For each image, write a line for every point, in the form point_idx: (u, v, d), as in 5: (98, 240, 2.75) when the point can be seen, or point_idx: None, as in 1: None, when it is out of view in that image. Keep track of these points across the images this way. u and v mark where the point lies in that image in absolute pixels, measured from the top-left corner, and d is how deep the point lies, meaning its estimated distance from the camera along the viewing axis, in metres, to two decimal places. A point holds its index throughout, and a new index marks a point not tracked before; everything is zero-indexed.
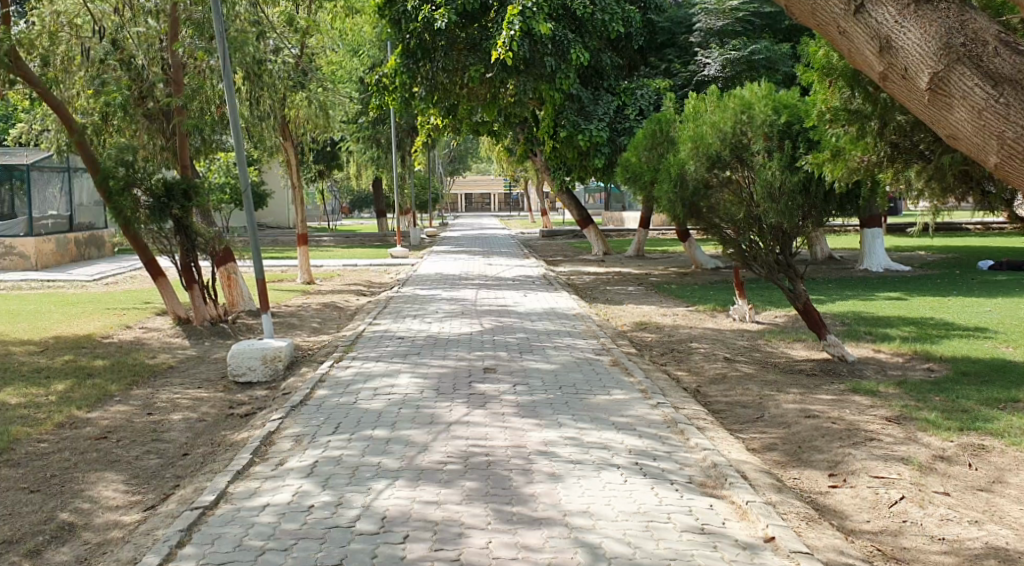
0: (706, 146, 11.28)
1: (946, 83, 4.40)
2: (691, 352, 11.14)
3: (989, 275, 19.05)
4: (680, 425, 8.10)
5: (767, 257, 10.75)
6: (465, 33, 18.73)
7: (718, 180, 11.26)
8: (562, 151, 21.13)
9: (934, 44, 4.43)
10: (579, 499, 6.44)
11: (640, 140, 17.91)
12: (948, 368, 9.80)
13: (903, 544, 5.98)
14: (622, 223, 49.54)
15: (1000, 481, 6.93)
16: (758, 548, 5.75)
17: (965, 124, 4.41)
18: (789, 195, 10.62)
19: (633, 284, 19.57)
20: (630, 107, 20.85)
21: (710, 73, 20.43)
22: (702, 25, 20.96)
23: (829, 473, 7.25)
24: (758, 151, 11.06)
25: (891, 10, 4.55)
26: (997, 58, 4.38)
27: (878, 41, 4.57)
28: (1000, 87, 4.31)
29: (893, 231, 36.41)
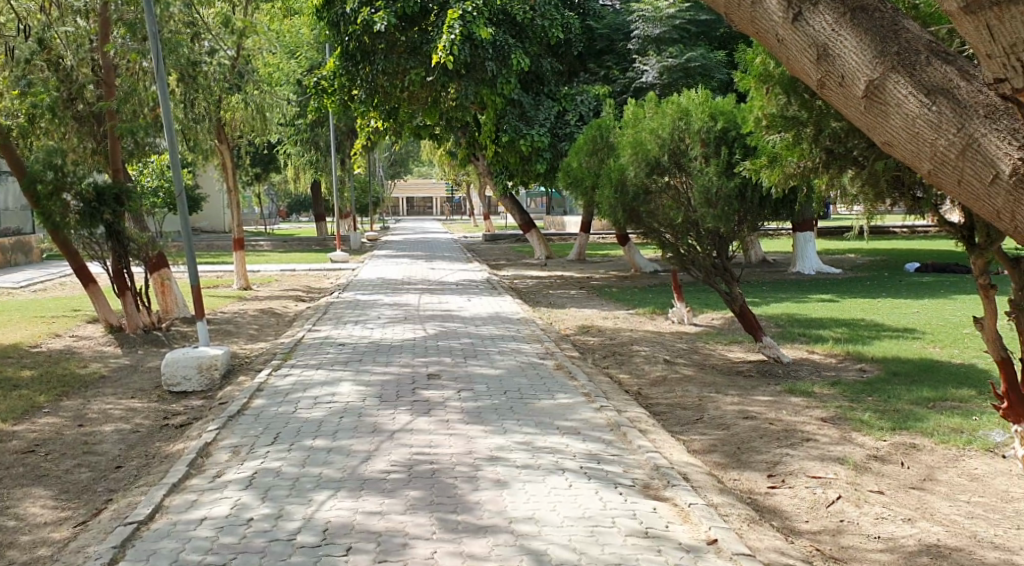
0: (645, 151, 11.12)
1: (881, 91, 4.01)
2: (632, 355, 11.19)
3: (916, 277, 19.64)
4: (622, 428, 8.12)
5: (705, 260, 11.02)
6: (405, 36, 18.40)
7: (657, 186, 11.22)
8: (505, 156, 21.05)
9: (870, 52, 4.06)
10: (525, 505, 6.46)
11: (581, 146, 17.78)
12: (879, 369, 10.05)
13: (842, 543, 6.18)
14: (563, 228, 49.86)
15: (930, 479, 7.22)
16: (701, 550, 5.86)
17: (899, 134, 4.00)
18: (726, 199, 10.69)
19: (574, 288, 19.59)
20: (571, 113, 21.01)
21: (648, 79, 20.74)
22: (639, 33, 21.14)
23: (768, 474, 7.39)
24: (696, 157, 10.99)
25: (827, 18, 4.18)
26: (931, 68, 3.99)
27: (816, 48, 4.19)
28: (939, 99, 3.91)
29: (826, 235, 37.40)
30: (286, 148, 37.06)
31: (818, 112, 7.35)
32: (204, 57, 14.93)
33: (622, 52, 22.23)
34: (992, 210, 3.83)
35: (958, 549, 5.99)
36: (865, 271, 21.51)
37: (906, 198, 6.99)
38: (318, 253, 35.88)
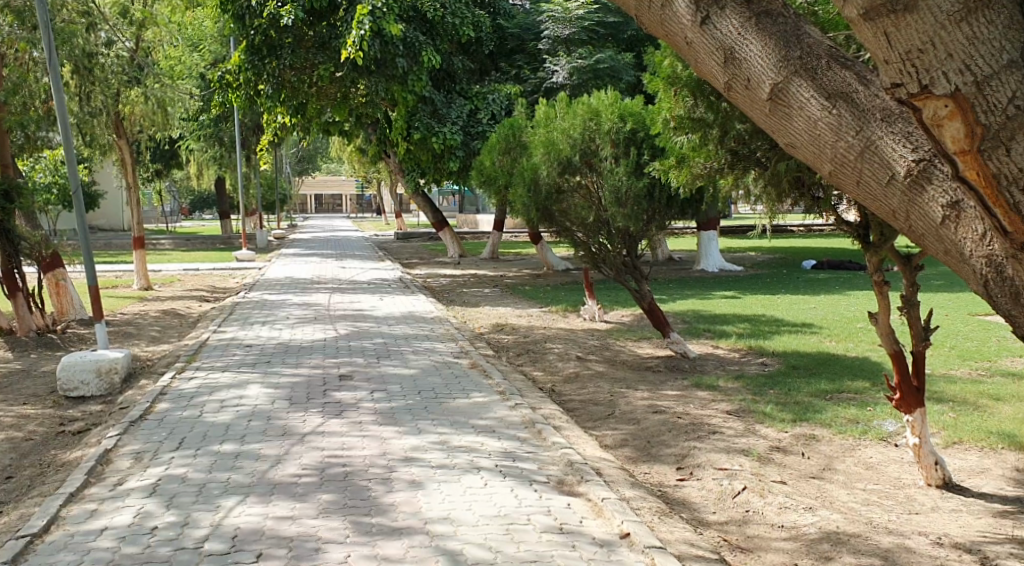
0: (557, 150, 11.24)
1: (785, 94, 4.11)
2: (546, 353, 11.27)
3: (813, 274, 20.34)
4: (537, 425, 8.17)
5: (615, 258, 11.09)
6: (313, 31, 18.29)
7: (569, 185, 11.32)
8: (417, 153, 20.84)
9: (775, 56, 4.15)
10: (440, 506, 6.44)
11: (493, 145, 17.65)
12: (780, 362, 10.38)
13: (748, 533, 6.37)
14: (475, 227, 49.72)
15: (829, 468, 7.51)
16: (614, 544, 5.95)
17: (801, 135, 4.11)
18: (635, 199, 10.92)
19: (486, 286, 19.59)
20: (482, 111, 21.02)
21: (559, 80, 20.94)
22: (549, 33, 21.42)
23: (678, 467, 7.55)
24: (606, 157, 11.16)
25: (734, 23, 4.26)
26: (831, 71, 4.09)
27: (723, 52, 4.27)
28: (840, 103, 4.01)
29: (728, 234, 38.43)
30: (188, 144, 36.03)
31: (723, 115, 7.48)
32: (100, 48, 14.75)
33: (533, 53, 22.57)
34: (889, 209, 3.96)
35: (856, 536, 6.24)
36: (765, 268, 22.20)
37: (806, 199, 7.11)
38: (222, 252, 34.98)
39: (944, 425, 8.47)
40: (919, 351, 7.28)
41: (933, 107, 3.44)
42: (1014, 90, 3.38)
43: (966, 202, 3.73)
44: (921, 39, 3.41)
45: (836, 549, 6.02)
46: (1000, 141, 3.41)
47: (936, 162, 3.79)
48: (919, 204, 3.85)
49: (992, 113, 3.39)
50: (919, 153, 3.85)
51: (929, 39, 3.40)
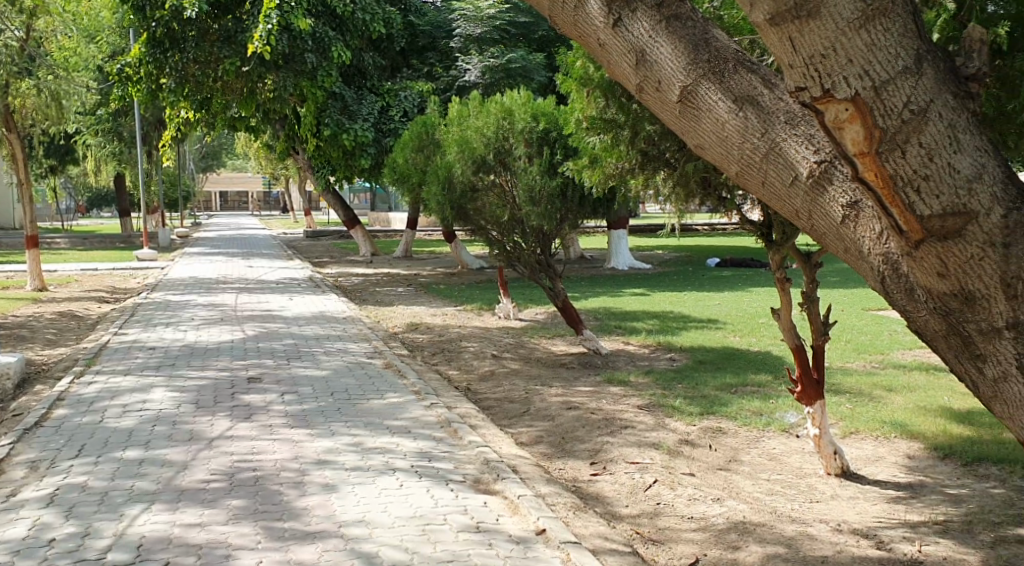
0: (471, 149, 11.20)
1: (694, 97, 4.05)
2: (460, 351, 11.25)
3: (717, 271, 20.88)
4: (452, 425, 8.16)
5: (530, 257, 11.31)
6: (218, 24, 17.85)
7: (483, 183, 11.34)
8: (327, 150, 20.60)
9: (684, 58, 4.09)
10: (354, 508, 6.37)
11: (406, 142, 17.43)
12: (688, 357, 10.62)
13: (659, 525, 6.50)
14: (387, 224, 49.20)
15: (735, 460, 7.73)
16: (530, 541, 5.98)
17: (710, 138, 4.07)
18: (548, 199, 11.05)
19: (400, 285, 19.35)
20: (394, 108, 20.83)
21: (471, 78, 21.01)
22: (461, 31, 21.47)
23: (591, 462, 7.65)
24: (520, 156, 11.21)
25: (645, 24, 4.18)
26: (739, 75, 4.05)
27: (635, 53, 4.19)
28: (745, 106, 3.98)
29: (637, 233, 39.10)
30: (84, 139, 34.70)
31: (635, 115, 7.44)
32: None
33: (444, 51, 22.39)
34: (793, 209, 3.94)
35: (762, 525, 6.42)
36: (672, 266, 22.66)
37: (713, 199, 7.28)
38: (123, 250, 33.80)
39: (842, 415, 8.81)
40: (819, 345, 7.54)
41: (834, 110, 3.42)
42: (909, 95, 3.41)
43: (866, 203, 3.70)
44: (823, 45, 3.40)
45: (743, 538, 6.19)
46: (896, 144, 3.42)
47: (836, 163, 3.77)
48: (821, 204, 3.83)
49: (889, 116, 3.40)
50: (821, 154, 3.82)
51: (831, 44, 3.39)
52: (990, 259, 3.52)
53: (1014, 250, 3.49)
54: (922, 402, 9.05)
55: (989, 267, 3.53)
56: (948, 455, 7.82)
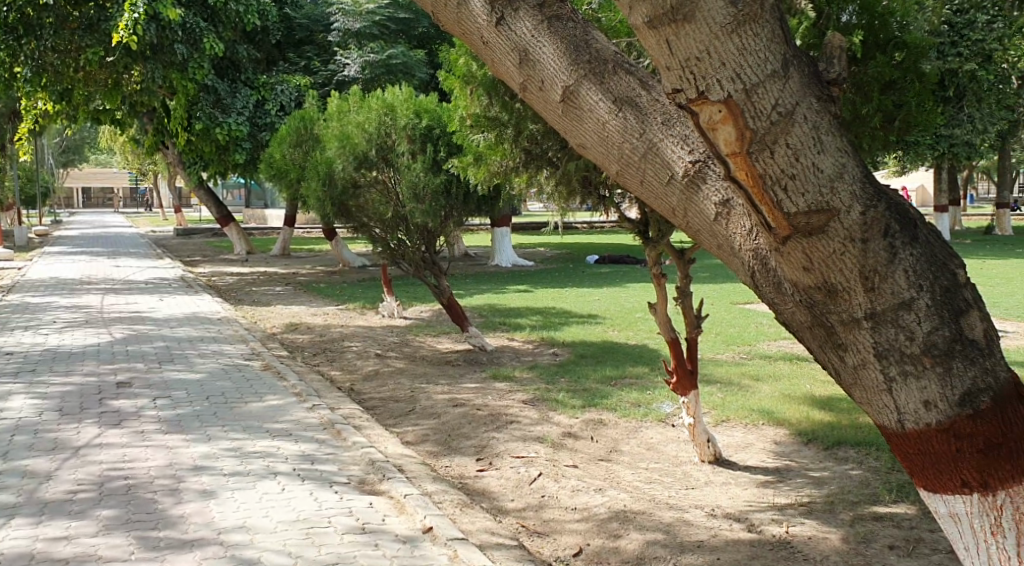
0: (353, 145, 11.06)
1: (575, 97, 4.13)
2: (343, 351, 11.08)
3: (596, 268, 21.32)
4: (335, 426, 8.03)
5: (414, 254, 11.39)
6: (78, 11, 16.84)
7: (365, 179, 11.20)
8: (198, 144, 20.18)
9: (566, 59, 4.16)
10: (235, 514, 6.18)
11: (283, 137, 16.94)
12: (570, 352, 10.81)
13: (544, 518, 6.59)
14: (264, 222, 47.82)
15: (616, 450, 7.92)
16: (417, 539, 5.96)
17: (592, 137, 4.13)
18: (433, 196, 11.11)
19: (280, 285, 18.86)
20: (270, 102, 20.34)
21: (350, 73, 20.87)
22: (340, 25, 21.32)
23: (477, 458, 7.68)
24: (403, 153, 11.17)
25: (528, 25, 4.26)
26: (619, 77, 4.14)
27: (518, 53, 4.26)
28: (624, 106, 4.05)
29: (520, 230, 39.48)
30: None
31: (518, 115, 7.48)
32: None
33: (322, 44, 22.32)
34: (669, 207, 4.05)
35: (641, 512, 6.59)
36: (554, 263, 23.00)
37: (592, 198, 7.49)
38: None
39: (714, 405, 9.17)
40: (693, 337, 7.80)
41: (708, 112, 3.46)
42: (777, 98, 3.45)
43: (735, 201, 3.82)
44: (698, 48, 3.44)
45: (624, 527, 6.35)
46: (766, 144, 3.45)
47: (709, 163, 3.89)
48: (695, 202, 3.93)
49: (759, 118, 3.44)
50: (695, 154, 3.93)
51: (705, 48, 3.43)
52: (850, 254, 3.57)
53: (870, 245, 3.56)
54: (788, 390, 9.51)
55: (849, 261, 3.58)
56: (811, 439, 8.25)
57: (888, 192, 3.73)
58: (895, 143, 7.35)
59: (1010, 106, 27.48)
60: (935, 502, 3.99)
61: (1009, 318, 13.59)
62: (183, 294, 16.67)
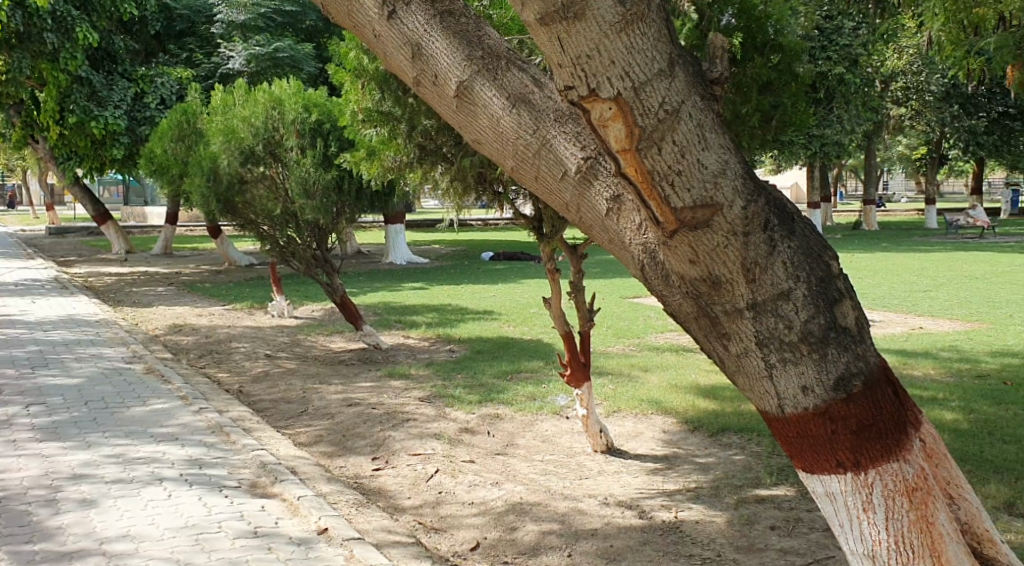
0: (239, 140, 10.89)
1: (468, 92, 3.98)
2: (230, 352, 10.78)
3: (489, 265, 21.41)
4: (225, 429, 7.82)
5: (304, 252, 11.21)
6: None
7: (252, 175, 11.06)
8: (71, 139, 19.22)
9: (459, 53, 4.00)
10: (118, 523, 5.94)
11: (164, 131, 16.33)
12: (466, 348, 10.83)
13: (441, 514, 6.59)
14: (144, 219, 46.03)
15: (512, 444, 7.98)
16: (311, 541, 5.86)
17: (486, 133, 4.00)
18: (324, 190, 10.91)
19: (161, 284, 18.17)
20: (149, 96, 19.42)
21: (235, 67, 20.29)
22: (223, 17, 20.60)
23: (372, 457, 7.61)
24: (292, 148, 11.05)
25: (420, 17, 4.07)
26: (512, 73, 4.01)
27: (409, 46, 4.07)
28: (518, 103, 3.93)
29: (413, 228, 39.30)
30: None
31: (411, 109, 7.44)
32: None
33: (204, 36, 21.83)
34: (562, 203, 3.98)
35: (537, 504, 6.67)
36: (448, 260, 22.96)
37: (488, 194, 7.58)
38: None
39: (606, 397, 9.35)
40: (586, 330, 7.94)
41: (599, 110, 3.40)
42: (663, 96, 3.41)
43: (627, 196, 3.80)
44: (588, 46, 3.35)
45: (520, 519, 6.41)
46: (654, 142, 3.41)
47: (601, 159, 3.85)
48: (588, 198, 3.88)
49: (647, 116, 3.39)
50: (587, 151, 3.87)
51: (595, 47, 3.35)
52: (733, 248, 3.54)
53: (753, 239, 3.56)
54: (676, 380, 9.79)
55: (732, 254, 3.55)
56: (697, 427, 8.51)
57: (768, 188, 3.74)
58: (772, 143, 7.58)
59: (878, 107, 28.91)
60: (812, 483, 3.89)
61: (880, 308, 14.31)
62: (59, 295, 15.90)
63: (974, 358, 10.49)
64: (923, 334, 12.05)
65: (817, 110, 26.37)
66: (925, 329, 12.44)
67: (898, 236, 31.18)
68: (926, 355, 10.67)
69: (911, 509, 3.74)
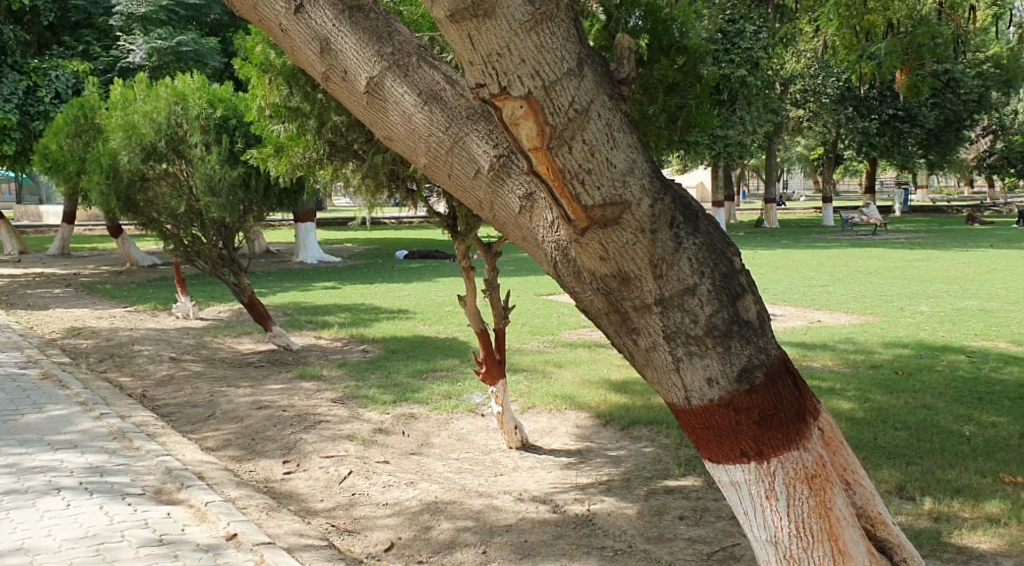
0: (139, 136, 10.55)
1: (379, 89, 3.93)
2: (132, 356, 10.43)
3: (401, 264, 21.26)
4: (128, 435, 7.56)
5: (210, 252, 10.91)
6: None
7: (154, 173, 10.76)
8: None
9: (369, 49, 3.96)
10: (12, 536, 5.68)
11: (59, 126, 15.75)
12: (380, 348, 10.73)
13: (354, 516, 6.50)
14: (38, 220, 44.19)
15: (426, 444, 7.94)
16: (219, 547, 5.71)
17: (397, 129, 3.96)
18: (230, 188, 10.59)
19: (57, 286, 17.46)
20: (44, 89, 18.79)
21: (135, 60, 19.52)
22: (122, 9, 20.00)
23: (283, 460, 7.47)
24: (196, 144, 10.70)
25: (328, 13, 4.02)
26: (423, 69, 3.98)
27: (318, 41, 4.01)
28: (429, 100, 3.91)
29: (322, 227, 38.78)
30: None
31: (321, 104, 7.26)
32: None
33: (102, 28, 21.06)
34: (475, 200, 3.96)
35: (451, 502, 6.64)
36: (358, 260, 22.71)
37: (401, 191, 7.55)
38: None
39: (520, 394, 9.39)
40: (500, 328, 7.94)
41: (509, 108, 3.40)
42: (572, 95, 3.44)
43: (539, 194, 3.80)
44: (498, 45, 3.37)
45: (434, 518, 6.37)
46: (564, 140, 3.42)
47: (514, 157, 3.84)
48: (501, 196, 3.87)
49: (557, 115, 3.41)
50: (499, 149, 3.87)
51: (505, 45, 3.36)
52: (642, 245, 3.57)
53: (662, 236, 3.59)
54: (588, 376, 9.90)
55: (640, 251, 3.58)
56: (609, 420, 8.62)
57: (674, 186, 3.78)
58: (678, 143, 7.71)
59: (777, 108, 29.80)
60: (718, 472, 3.95)
61: (780, 302, 14.74)
62: None
63: (870, 350, 10.90)
64: (821, 326, 12.46)
65: (720, 111, 27.01)
66: (823, 322, 12.87)
67: (797, 233, 32.18)
68: (825, 347, 11.04)
69: (811, 496, 3.83)
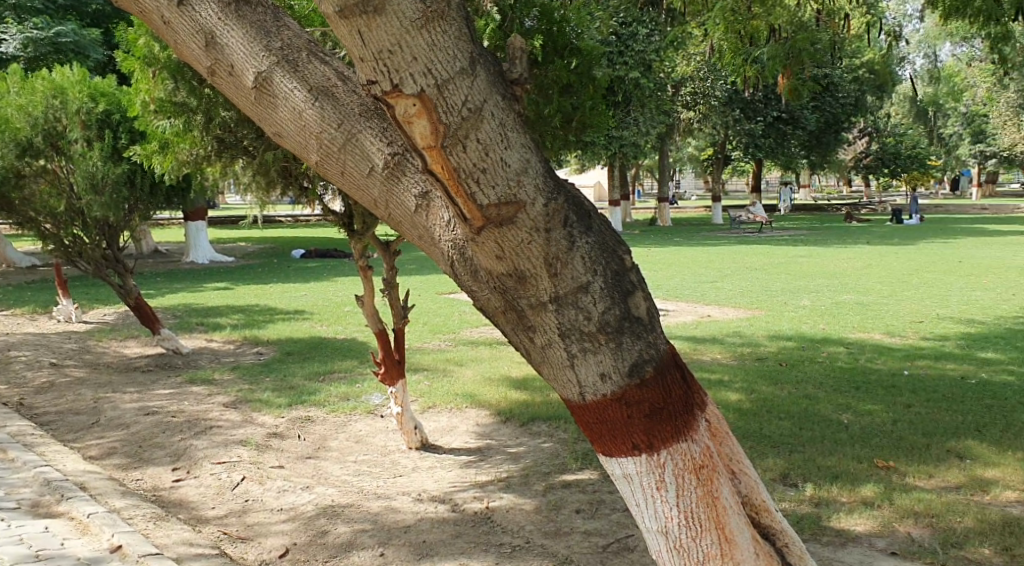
0: (14, 131, 10.10)
1: (268, 84, 3.81)
2: (9, 362, 9.94)
3: (296, 263, 20.87)
4: (3, 446, 7.18)
5: (93, 252, 10.58)
6: None
7: (31, 169, 10.34)
8: None
9: (257, 44, 3.84)
10: None
11: None
12: (275, 350, 10.49)
13: (247, 522, 6.32)
14: None
15: (323, 447, 7.78)
16: (102, 561, 5.47)
17: (287, 126, 3.84)
18: (113, 186, 10.26)
19: None
20: None
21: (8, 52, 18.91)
22: None
23: (173, 468, 7.22)
24: (76, 139, 10.31)
25: (213, 7, 3.89)
26: (314, 65, 3.87)
27: (203, 35, 3.88)
28: (320, 96, 3.80)
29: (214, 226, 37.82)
30: None
31: (208, 99, 7.04)
32: None
33: None
34: (370, 199, 3.86)
35: (348, 505, 6.52)
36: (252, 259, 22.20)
37: (294, 188, 7.41)
38: None
39: (419, 394, 9.30)
40: (401, 328, 7.85)
41: (403, 105, 3.34)
42: (466, 94, 3.39)
43: (434, 193, 3.74)
44: (390, 41, 3.30)
45: (331, 522, 6.25)
46: (458, 139, 3.38)
47: (408, 155, 3.76)
48: (395, 194, 3.79)
49: (450, 114, 3.36)
50: (393, 146, 3.78)
51: (396, 42, 3.30)
52: (537, 244, 3.54)
53: (556, 235, 3.57)
54: (487, 373, 9.87)
55: (535, 250, 3.55)
56: (508, 418, 8.61)
57: (568, 186, 3.76)
58: (575, 145, 7.77)
59: (670, 109, 30.41)
60: (611, 466, 3.95)
61: (672, 298, 15.00)
62: None
63: (757, 342, 11.18)
64: (712, 321, 12.73)
65: (616, 112, 27.39)
66: (713, 317, 13.15)
67: (691, 231, 32.89)
68: (716, 341, 11.28)
69: (699, 486, 3.86)
